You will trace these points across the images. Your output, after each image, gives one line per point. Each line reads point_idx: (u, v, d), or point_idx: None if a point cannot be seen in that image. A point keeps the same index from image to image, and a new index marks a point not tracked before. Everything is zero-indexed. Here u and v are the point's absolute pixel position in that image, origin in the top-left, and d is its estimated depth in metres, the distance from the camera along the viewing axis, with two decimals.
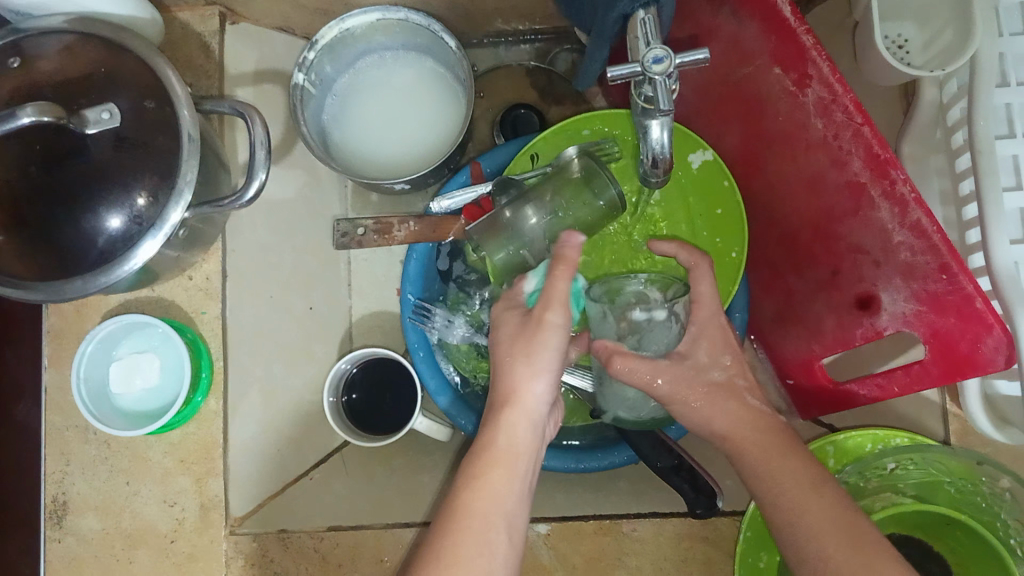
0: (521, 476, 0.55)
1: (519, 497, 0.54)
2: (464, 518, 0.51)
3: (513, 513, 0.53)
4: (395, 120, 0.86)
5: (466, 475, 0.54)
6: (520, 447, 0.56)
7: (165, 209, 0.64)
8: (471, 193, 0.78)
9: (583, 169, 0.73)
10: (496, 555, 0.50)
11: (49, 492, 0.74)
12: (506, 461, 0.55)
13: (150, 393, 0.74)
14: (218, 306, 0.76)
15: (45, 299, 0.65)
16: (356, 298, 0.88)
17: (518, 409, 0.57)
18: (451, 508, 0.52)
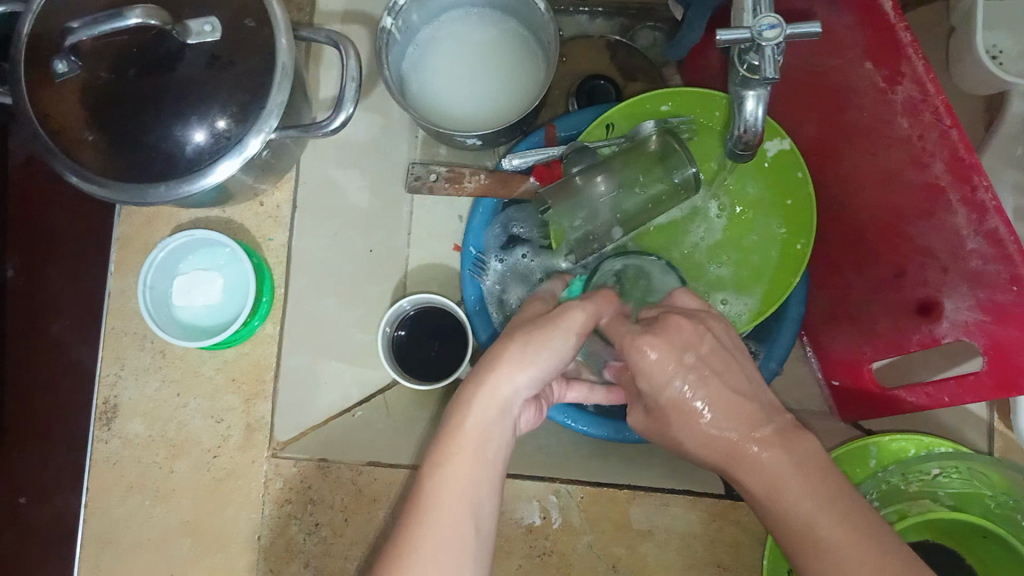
0: (477, 487, 0.51)
1: (476, 498, 0.51)
2: (418, 520, 0.49)
3: (465, 508, 0.50)
4: (474, 76, 0.87)
5: (421, 476, 0.52)
6: (478, 442, 0.52)
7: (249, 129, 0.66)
8: (544, 154, 0.77)
9: (659, 144, 0.74)
10: (450, 556, 0.48)
11: (101, 393, 0.76)
12: (466, 446, 0.52)
13: (211, 310, 0.75)
14: (285, 235, 0.77)
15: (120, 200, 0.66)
16: (414, 247, 0.89)
17: (476, 400, 0.53)
18: (406, 518, 0.50)
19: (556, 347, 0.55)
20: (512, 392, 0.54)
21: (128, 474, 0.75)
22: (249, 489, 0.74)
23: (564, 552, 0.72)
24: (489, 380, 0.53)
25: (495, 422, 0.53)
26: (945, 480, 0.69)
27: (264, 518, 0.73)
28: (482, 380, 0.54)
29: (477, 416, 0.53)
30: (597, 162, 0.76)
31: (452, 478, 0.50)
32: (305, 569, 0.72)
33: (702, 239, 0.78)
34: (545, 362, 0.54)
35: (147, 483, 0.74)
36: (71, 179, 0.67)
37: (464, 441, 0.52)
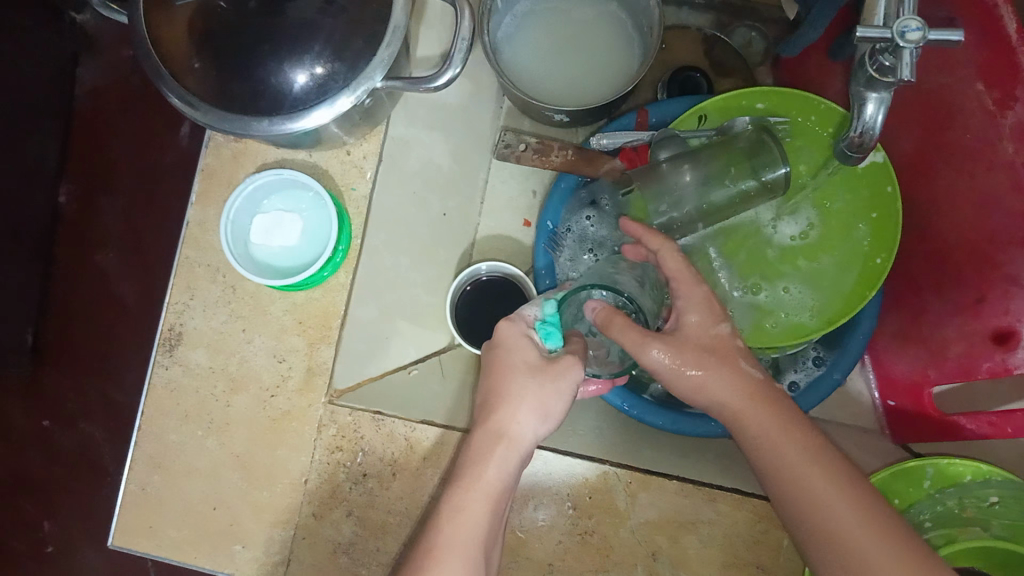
0: (491, 512, 0.58)
1: (490, 522, 0.57)
2: (439, 554, 0.54)
3: (479, 550, 0.55)
4: (567, 55, 0.87)
5: (441, 509, 0.57)
6: (497, 481, 0.59)
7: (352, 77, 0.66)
8: (635, 137, 0.78)
9: (750, 141, 0.74)
10: None
11: (167, 320, 0.76)
12: (483, 488, 0.58)
13: (286, 252, 0.76)
14: (367, 186, 0.78)
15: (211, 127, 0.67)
16: (485, 217, 0.89)
17: (497, 439, 0.60)
18: (425, 549, 0.55)
19: (562, 391, 0.60)
20: (525, 438, 0.61)
21: (184, 401, 0.75)
22: (302, 432, 0.74)
23: (606, 535, 0.72)
24: (499, 423, 0.60)
25: (507, 471, 0.59)
26: (1000, 509, 0.70)
27: (314, 462, 0.74)
28: (497, 429, 0.60)
29: (496, 471, 0.59)
30: (687, 151, 0.76)
31: (462, 516, 0.56)
32: (348, 517, 0.73)
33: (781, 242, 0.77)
34: (553, 402, 0.60)
35: (203, 413, 0.75)
36: (172, 101, 0.67)
37: (481, 484, 0.58)
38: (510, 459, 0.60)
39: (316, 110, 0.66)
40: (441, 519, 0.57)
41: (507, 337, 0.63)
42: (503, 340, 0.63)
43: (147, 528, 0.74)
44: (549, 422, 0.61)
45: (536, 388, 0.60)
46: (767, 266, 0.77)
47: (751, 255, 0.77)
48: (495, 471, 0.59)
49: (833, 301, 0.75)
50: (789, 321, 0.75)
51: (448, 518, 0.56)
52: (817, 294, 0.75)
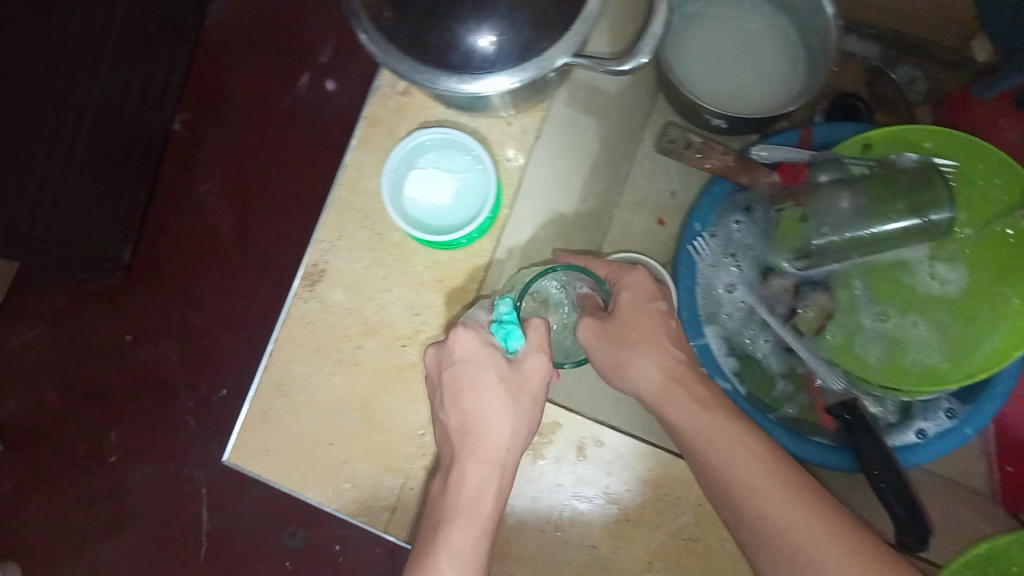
0: (478, 528, 0.64)
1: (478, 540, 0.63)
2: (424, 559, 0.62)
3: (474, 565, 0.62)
4: (731, 62, 0.87)
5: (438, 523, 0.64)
6: (468, 480, 0.66)
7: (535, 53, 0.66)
8: (793, 153, 0.78)
9: (914, 177, 0.72)
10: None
11: (312, 256, 0.78)
12: (473, 514, 0.64)
13: (438, 209, 0.78)
14: (524, 159, 0.80)
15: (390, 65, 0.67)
16: (620, 209, 0.88)
17: (475, 454, 0.66)
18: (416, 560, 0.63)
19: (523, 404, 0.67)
20: (509, 459, 0.67)
21: (317, 337, 0.78)
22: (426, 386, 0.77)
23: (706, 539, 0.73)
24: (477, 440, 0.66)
25: (489, 503, 0.65)
26: None
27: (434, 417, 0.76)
28: (479, 458, 0.66)
29: (488, 500, 0.65)
30: (847, 176, 0.75)
31: (453, 545, 0.62)
32: None
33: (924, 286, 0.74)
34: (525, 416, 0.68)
35: (334, 351, 0.77)
36: (362, 37, 0.67)
37: (472, 515, 0.64)
38: (489, 505, 0.65)
39: (499, 75, 0.66)
40: (436, 524, 0.64)
41: (463, 353, 0.67)
42: (464, 355, 0.67)
43: (264, 451, 0.77)
44: (511, 462, 0.67)
45: (497, 400, 0.67)
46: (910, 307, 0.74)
47: (887, 290, 0.76)
48: (486, 507, 0.65)
49: (962, 353, 0.71)
50: (922, 363, 0.72)
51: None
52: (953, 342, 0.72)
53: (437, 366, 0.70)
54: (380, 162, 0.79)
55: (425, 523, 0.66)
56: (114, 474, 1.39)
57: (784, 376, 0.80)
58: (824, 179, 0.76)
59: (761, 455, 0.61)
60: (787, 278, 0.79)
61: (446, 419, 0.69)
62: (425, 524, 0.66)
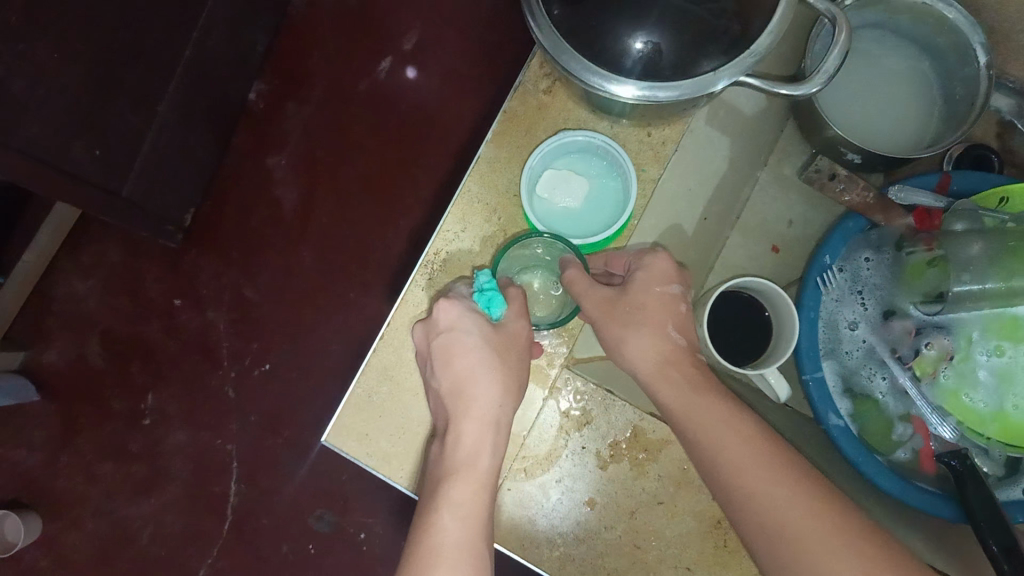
0: (477, 492, 0.62)
1: (479, 503, 0.61)
2: (430, 512, 0.60)
3: (480, 537, 0.59)
4: (866, 101, 0.86)
5: (438, 483, 0.63)
6: (477, 461, 0.63)
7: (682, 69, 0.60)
8: (931, 199, 0.77)
9: None
10: (438, 536, 0.57)
11: (434, 244, 0.77)
12: (469, 471, 0.63)
13: (567, 213, 0.77)
14: (658, 171, 0.81)
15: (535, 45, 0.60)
16: (737, 233, 0.88)
17: (472, 418, 0.65)
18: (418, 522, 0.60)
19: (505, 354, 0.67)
20: (490, 415, 0.66)
21: None
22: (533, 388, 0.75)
23: None
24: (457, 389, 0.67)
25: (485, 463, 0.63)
26: None
27: (539, 420, 0.75)
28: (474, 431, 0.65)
29: (484, 460, 0.63)
30: (982, 228, 0.73)
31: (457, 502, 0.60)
32: (558, 484, 0.74)
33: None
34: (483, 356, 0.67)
35: None
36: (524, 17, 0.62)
37: (471, 469, 0.63)
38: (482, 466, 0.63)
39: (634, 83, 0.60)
40: (440, 489, 0.62)
41: (449, 322, 0.68)
42: (448, 324, 0.68)
43: (363, 435, 0.75)
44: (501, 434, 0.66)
45: (476, 360, 0.67)
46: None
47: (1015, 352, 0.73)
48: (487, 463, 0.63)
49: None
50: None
51: (430, 532, 0.58)
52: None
53: (426, 340, 0.70)
54: (514, 158, 0.78)
55: (427, 480, 0.64)
56: (148, 437, 1.33)
57: (902, 419, 0.77)
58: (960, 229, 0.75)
59: (751, 433, 0.58)
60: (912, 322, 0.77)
61: (438, 385, 0.68)
62: (425, 486, 0.64)
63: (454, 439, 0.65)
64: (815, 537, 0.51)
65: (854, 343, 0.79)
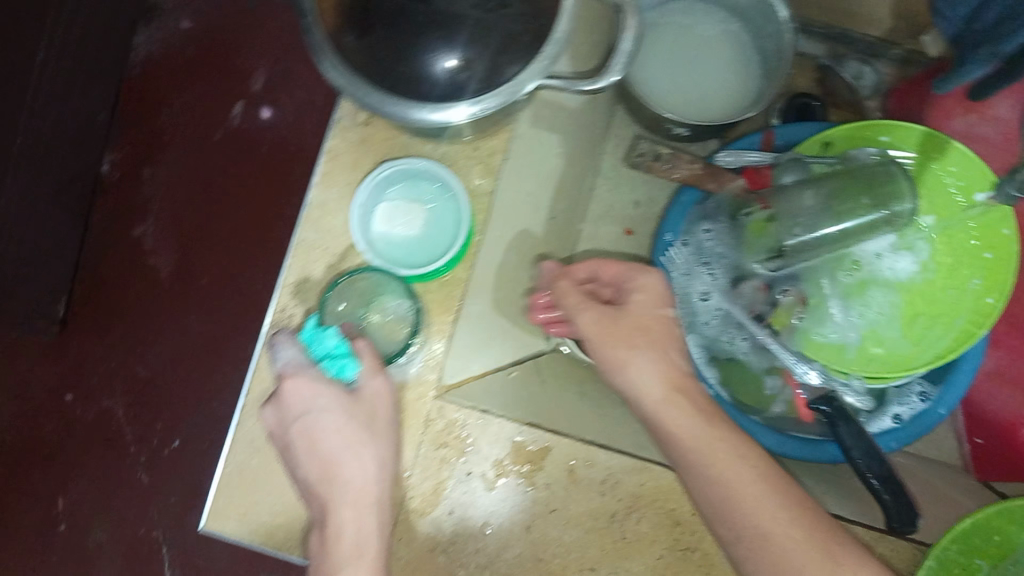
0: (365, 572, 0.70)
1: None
2: None
3: None
4: (686, 70, 0.87)
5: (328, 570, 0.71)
6: (362, 547, 0.71)
7: (501, 81, 0.63)
8: (759, 159, 0.80)
9: (873, 174, 0.73)
10: None
11: (279, 300, 0.75)
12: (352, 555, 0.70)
13: (407, 242, 0.76)
14: (493, 182, 0.77)
15: (344, 87, 0.63)
16: (588, 223, 0.89)
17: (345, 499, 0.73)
18: None
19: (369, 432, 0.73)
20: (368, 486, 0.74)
21: None
22: (407, 427, 0.75)
23: (708, 552, 0.72)
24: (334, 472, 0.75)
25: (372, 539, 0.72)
26: None
27: (418, 457, 0.74)
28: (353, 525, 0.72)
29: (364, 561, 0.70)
30: (811, 177, 0.76)
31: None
32: (449, 516, 0.72)
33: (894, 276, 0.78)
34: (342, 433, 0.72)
35: None
36: (321, 66, 0.63)
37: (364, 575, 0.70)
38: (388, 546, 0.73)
39: (464, 101, 0.63)
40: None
41: (302, 407, 0.72)
42: (303, 410, 0.72)
43: (242, 510, 0.73)
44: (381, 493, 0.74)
45: (340, 439, 0.75)
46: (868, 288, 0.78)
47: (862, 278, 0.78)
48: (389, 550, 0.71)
49: (908, 325, 0.77)
50: (874, 333, 0.77)
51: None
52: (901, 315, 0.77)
53: (278, 427, 0.72)
54: (345, 197, 0.76)
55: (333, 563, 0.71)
56: (69, 543, 1.29)
57: (768, 373, 0.80)
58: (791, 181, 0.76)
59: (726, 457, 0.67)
60: (760, 278, 0.79)
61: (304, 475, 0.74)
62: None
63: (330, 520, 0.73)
64: (738, 499, 0.64)
65: (710, 309, 0.82)
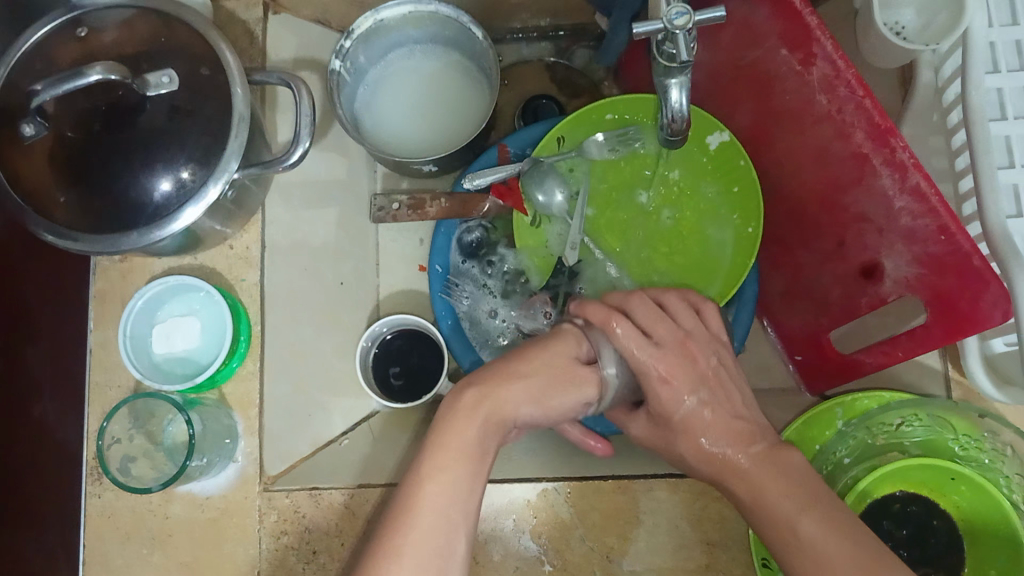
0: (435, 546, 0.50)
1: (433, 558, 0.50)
2: None
3: None
4: (424, 109, 0.91)
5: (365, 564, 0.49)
6: (482, 444, 0.56)
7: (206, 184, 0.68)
8: (501, 173, 0.81)
9: (624, 155, 0.83)
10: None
11: (90, 447, 0.77)
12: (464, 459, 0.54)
13: (190, 354, 0.78)
14: (256, 274, 0.80)
15: (95, 251, 0.68)
16: (383, 276, 0.92)
17: (455, 454, 0.54)
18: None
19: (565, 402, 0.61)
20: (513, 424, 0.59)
21: (123, 525, 0.75)
22: (244, 525, 0.75)
23: (559, 548, 0.74)
24: (469, 414, 0.56)
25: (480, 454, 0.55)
26: (909, 429, 0.74)
27: (261, 552, 0.74)
28: (477, 413, 0.57)
29: (467, 429, 0.56)
30: (559, 179, 0.83)
31: (459, 450, 0.54)
32: None
33: (690, 194, 0.82)
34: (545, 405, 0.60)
35: (143, 532, 0.75)
36: (44, 238, 0.68)
37: (439, 451, 0.54)
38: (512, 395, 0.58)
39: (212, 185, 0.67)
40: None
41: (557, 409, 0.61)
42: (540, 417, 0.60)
43: None
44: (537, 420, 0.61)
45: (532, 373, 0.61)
46: (635, 219, 0.83)
47: (671, 220, 0.83)
48: (510, 400, 0.58)
49: (678, 238, 0.82)
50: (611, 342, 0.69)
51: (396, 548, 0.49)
52: (657, 240, 0.82)
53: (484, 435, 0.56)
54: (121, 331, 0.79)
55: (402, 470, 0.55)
56: None
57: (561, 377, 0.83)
58: (557, 198, 0.83)
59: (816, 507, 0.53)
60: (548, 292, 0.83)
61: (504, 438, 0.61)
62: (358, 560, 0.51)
63: (461, 410, 0.57)
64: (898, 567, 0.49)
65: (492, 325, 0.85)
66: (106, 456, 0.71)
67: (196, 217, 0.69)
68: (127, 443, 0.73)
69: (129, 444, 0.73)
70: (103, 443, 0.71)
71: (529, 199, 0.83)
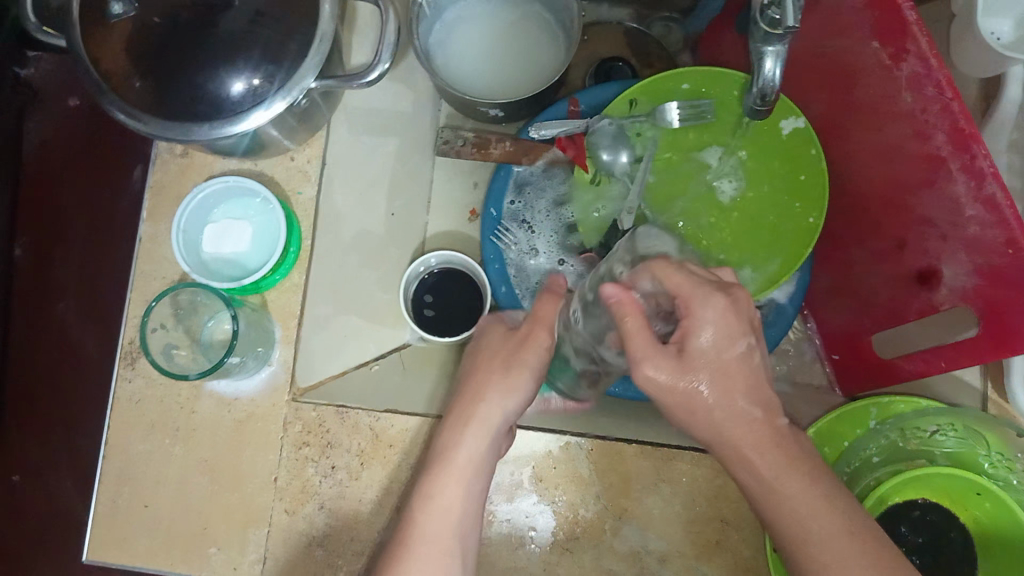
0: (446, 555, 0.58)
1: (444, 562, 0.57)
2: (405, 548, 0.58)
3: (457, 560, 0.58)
4: (497, 55, 0.90)
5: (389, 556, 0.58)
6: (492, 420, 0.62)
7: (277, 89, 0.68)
8: (568, 126, 0.82)
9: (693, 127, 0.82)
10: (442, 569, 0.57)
11: (127, 333, 0.78)
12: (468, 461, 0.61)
13: (240, 258, 0.78)
14: (313, 188, 0.81)
15: (162, 138, 0.68)
16: (433, 216, 0.94)
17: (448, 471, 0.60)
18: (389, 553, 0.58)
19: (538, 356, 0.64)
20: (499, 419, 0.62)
21: (148, 413, 0.76)
22: (268, 431, 0.76)
23: (572, 503, 0.75)
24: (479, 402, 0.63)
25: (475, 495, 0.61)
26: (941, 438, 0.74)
27: (280, 459, 0.75)
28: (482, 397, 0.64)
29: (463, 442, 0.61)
30: (623, 139, 0.82)
31: (464, 473, 0.61)
32: (318, 511, 0.74)
33: (751, 176, 0.81)
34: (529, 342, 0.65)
35: (169, 422, 0.76)
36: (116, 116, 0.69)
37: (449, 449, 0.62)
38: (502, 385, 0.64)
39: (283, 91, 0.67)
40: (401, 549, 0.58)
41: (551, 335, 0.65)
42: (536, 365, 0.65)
43: (120, 540, 0.74)
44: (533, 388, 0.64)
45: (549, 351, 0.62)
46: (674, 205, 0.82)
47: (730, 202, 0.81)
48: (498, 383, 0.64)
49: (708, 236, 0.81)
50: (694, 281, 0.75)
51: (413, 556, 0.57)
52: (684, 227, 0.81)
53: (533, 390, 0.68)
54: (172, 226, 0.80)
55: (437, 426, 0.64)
56: None
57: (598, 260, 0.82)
58: (621, 158, 0.82)
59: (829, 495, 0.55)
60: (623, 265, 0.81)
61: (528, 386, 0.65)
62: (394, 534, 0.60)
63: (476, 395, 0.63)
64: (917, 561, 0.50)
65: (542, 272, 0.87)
66: (150, 344, 0.72)
67: (262, 122, 0.68)
68: (170, 336, 0.74)
69: (171, 335, 0.74)
70: (149, 329, 0.72)
71: (592, 158, 0.83)
